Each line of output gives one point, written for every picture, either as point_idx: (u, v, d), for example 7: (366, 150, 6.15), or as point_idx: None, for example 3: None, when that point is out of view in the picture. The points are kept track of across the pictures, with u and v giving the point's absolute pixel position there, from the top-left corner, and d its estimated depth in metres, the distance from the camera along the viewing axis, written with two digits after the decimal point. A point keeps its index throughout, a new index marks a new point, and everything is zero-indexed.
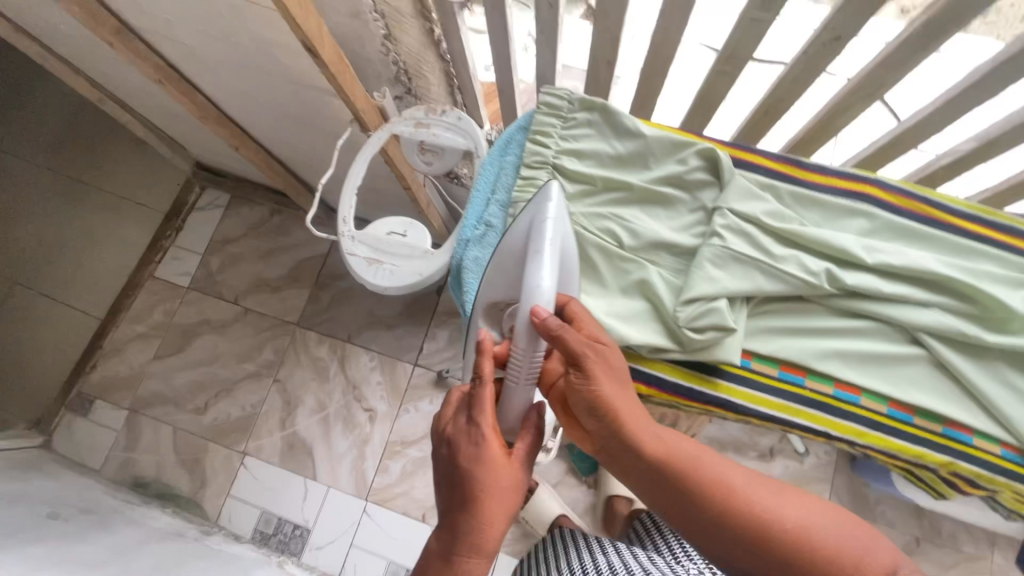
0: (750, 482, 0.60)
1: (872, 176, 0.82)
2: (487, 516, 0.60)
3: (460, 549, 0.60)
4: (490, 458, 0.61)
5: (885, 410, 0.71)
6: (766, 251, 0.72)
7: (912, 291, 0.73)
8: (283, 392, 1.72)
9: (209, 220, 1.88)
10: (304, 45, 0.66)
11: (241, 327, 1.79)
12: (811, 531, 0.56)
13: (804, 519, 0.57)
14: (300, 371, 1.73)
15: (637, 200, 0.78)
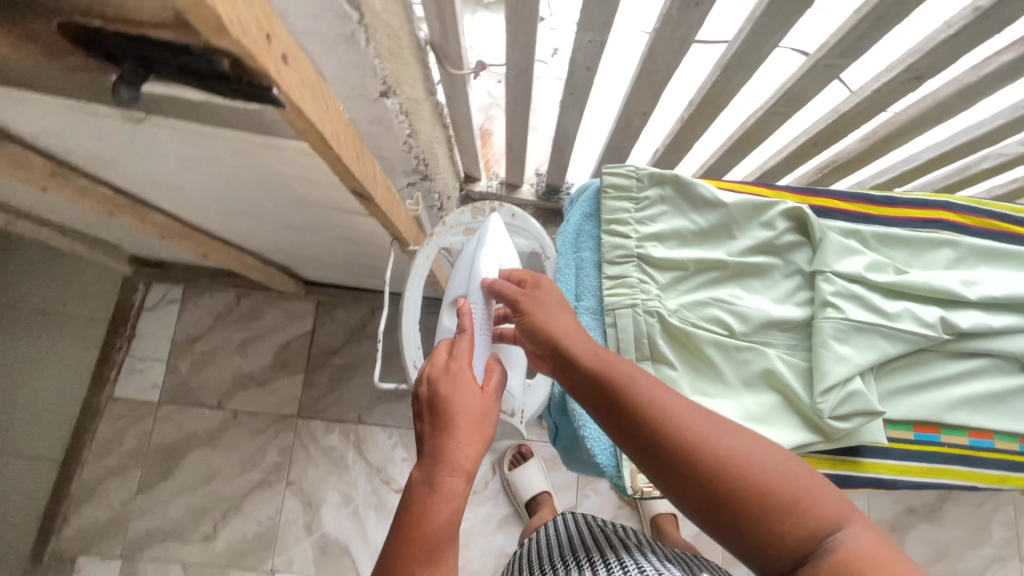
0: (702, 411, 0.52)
1: (941, 199, 0.79)
2: (465, 436, 0.51)
3: (423, 485, 0.49)
4: (463, 380, 0.54)
5: (1019, 448, 0.70)
6: (880, 313, 0.68)
7: (1018, 320, 0.71)
8: (300, 494, 1.51)
9: (164, 321, 1.62)
10: (354, 192, 0.54)
11: (234, 433, 1.55)
12: (746, 465, 0.47)
13: (763, 459, 0.47)
14: (314, 467, 1.53)
15: (733, 277, 0.71)
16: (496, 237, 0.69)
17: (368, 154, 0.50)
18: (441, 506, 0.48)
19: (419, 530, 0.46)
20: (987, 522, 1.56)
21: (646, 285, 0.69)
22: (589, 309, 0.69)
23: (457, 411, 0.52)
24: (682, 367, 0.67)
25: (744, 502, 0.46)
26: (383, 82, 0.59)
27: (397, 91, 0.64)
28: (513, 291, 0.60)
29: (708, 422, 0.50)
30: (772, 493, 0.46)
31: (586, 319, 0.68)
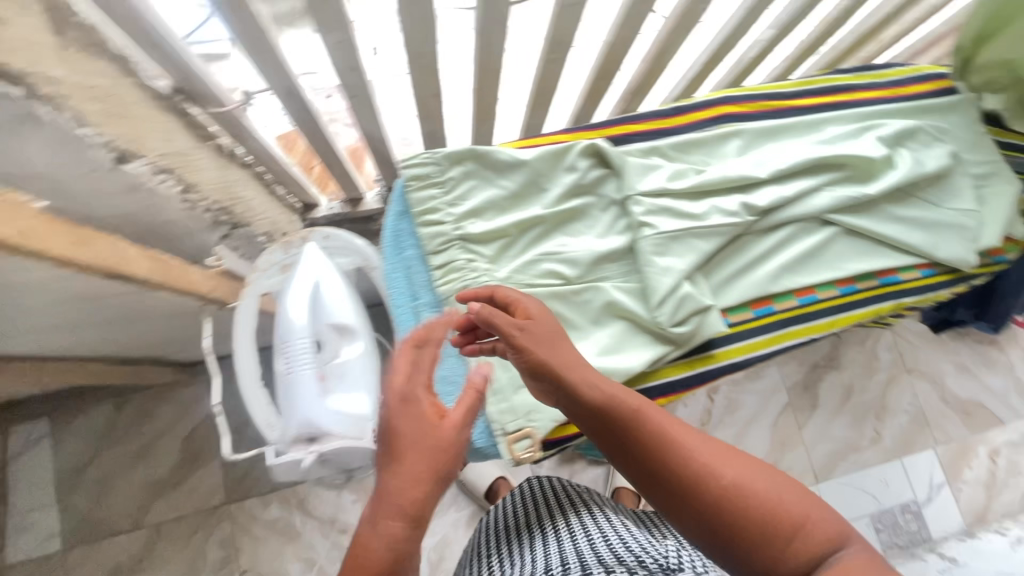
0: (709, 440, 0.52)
1: (719, 96, 0.86)
2: (420, 470, 0.46)
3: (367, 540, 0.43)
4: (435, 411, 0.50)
5: (839, 292, 0.78)
6: (689, 215, 0.73)
7: (805, 184, 0.79)
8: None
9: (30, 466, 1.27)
10: (106, 278, 0.50)
11: (164, 555, 1.26)
12: (752, 491, 0.48)
13: (768, 485, 0.48)
14: (265, 546, 1.28)
15: (555, 228, 0.74)
16: (314, 261, 0.68)
17: (95, 237, 0.46)
18: (374, 549, 0.42)
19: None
20: (874, 352, 1.77)
21: (475, 263, 0.69)
22: (428, 305, 0.68)
23: (409, 446, 0.47)
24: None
25: (750, 525, 0.47)
26: (112, 149, 0.55)
27: (143, 151, 0.59)
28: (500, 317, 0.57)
29: (715, 453, 0.51)
30: (780, 517, 0.46)
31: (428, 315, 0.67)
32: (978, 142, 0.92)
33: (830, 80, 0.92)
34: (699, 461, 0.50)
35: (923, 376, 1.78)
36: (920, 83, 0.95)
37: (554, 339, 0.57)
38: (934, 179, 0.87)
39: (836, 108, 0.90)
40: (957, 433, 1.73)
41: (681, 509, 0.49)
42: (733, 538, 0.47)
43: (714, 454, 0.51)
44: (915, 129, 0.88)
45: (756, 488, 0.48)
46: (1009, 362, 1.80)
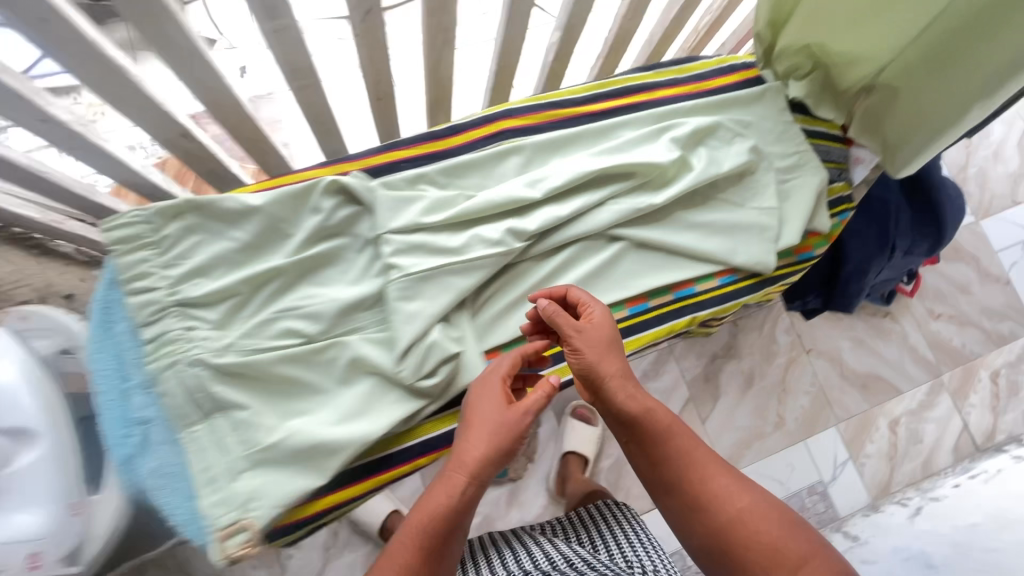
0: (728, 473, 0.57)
1: (499, 110, 0.79)
2: (477, 448, 0.56)
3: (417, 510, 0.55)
4: (493, 411, 0.58)
5: (627, 312, 0.74)
6: (446, 249, 0.66)
7: (586, 198, 0.74)
8: None
9: None
10: None
11: None
12: (758, 528, 0.53)
13: (760, 528, 0.53)
14: None
15: (300, 278, 0.66)
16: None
17: None
18: (434, 502, 0.55)
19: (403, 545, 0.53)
20: (772, 335, 1.75)
21: (195, 331, 0.61)
22: (140, 387, 0.59)
23: (474, 427, 0.57)
24: (264, 397, 0.61)
25: (750, 556, 0.53)
26: None
27: None
28: (566, 322, 0.61)
29: (717, 479, 0.57)
30: (762, 559, 0.52)
31: (140, 399, 0.59)
32: (785, 132, 0.88)
33: (626, 80, 0.86)
34: (703, 486, 0.56)
35: (821, 355, 1.77)
36: (727, 74, 0.91)
37: (619, 345, 0.62)
38: (736, 177, 0.82)
39: (634, 110, 0.84)
40: (857, 408, 1.74)
41: (685, 515, 0.57)
42: (719, 551, 0.54)
43: (720, 486, 0.56)
44: (714, 125, 0.83)
45: (747, 527, 0.54)
46: (902, 331, 1.82)
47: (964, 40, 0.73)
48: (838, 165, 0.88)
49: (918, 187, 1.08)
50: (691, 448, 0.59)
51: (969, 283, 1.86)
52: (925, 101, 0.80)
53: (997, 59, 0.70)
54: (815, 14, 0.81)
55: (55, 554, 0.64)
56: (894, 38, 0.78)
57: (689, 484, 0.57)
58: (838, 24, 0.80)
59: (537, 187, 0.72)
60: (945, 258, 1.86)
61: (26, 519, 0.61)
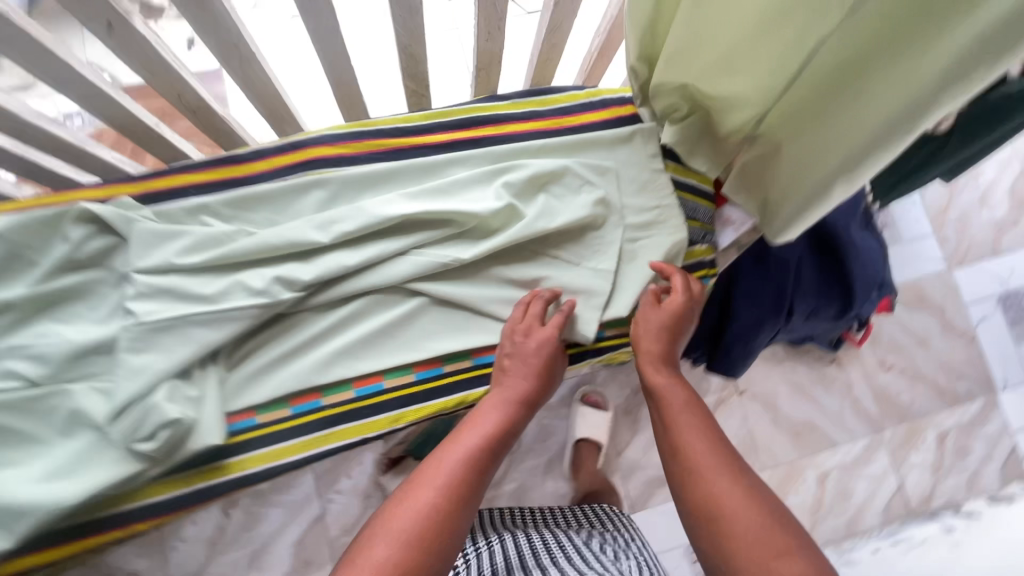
0: (718, 448, 0.56)
1: (311, 136, 0.72)
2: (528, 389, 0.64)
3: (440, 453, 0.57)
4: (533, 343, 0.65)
5: (414, 378, 0.66)
6: (198, 296, 0.60)
7: (379, 247, 0.66)
8: None
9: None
10: None
11: None
12: (744, 511, 0.50)
13: (746, 515, 0.49)
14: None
15: (38, 312, 0.61)
16: None
17: None
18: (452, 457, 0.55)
19: (427, 478, 0.53)
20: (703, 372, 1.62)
21: None
22: None
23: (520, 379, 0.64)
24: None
25: (730, 536, 0.49)
26: None
27: None
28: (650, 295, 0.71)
29: (710, 460, 0.55)
30: (744, 540, 0.48)
31: None
32: (650, 181, 0.78)
33: (474, 109, 0.78)
34: (701, 462, 0.55)
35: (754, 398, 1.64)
36: (596, 110, 0.81)
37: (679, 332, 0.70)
38: (575, 231, 0.74)
39: (475, 145, 0.76)
40: (784, 457, 1.59)
41: (682, 485, 0.55)
42: (706, 521, 0.51)
43: (715, 463, 0.54)
44: (559, 170, 0.74)
45: (734, 511, 0.50)
46: (846, 380, 1.66)
47: (841, 92, 0.58)
48: (703, 227, 0.82)
49: (826, 246, 0.97)
50: (686, 429, 0.59)
51: (931, 335, 1.68)
52: (806, 156, 0.65)
53: (865, 124, 0.56)
54: (682, 47, 0.67)
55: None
56: (760, 87, 0.63)
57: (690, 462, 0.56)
58: (706, 64, 0.66)
59: (326, 230, 0.64)
60: (906, 305, 1.68)
61: None
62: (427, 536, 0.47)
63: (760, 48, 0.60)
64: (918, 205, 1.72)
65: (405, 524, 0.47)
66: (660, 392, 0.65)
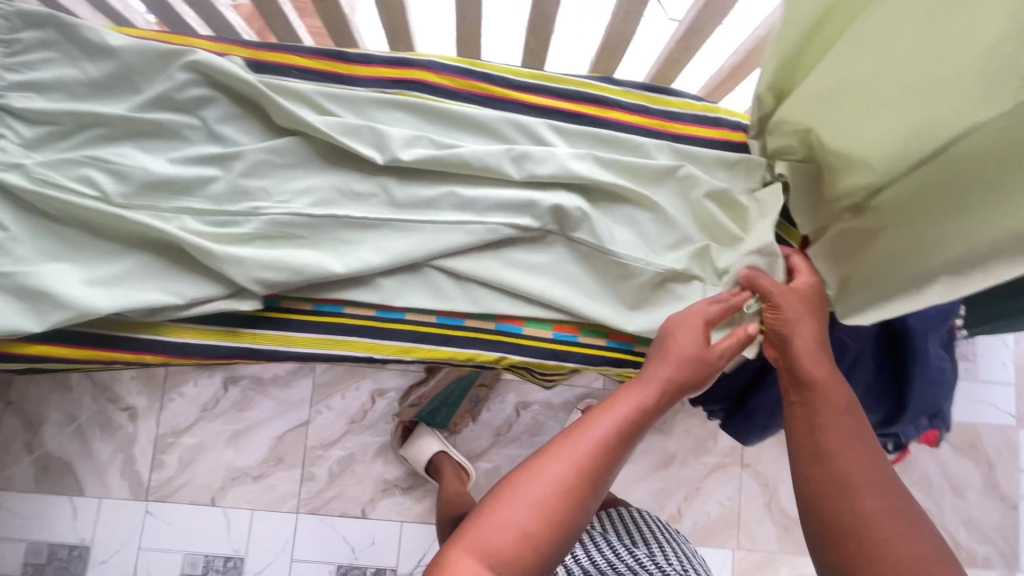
0: (861, 465, 0.54)
1: (421, 59, 0.71)
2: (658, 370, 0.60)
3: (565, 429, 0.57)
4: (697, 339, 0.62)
5: (434, 321, 0.66)
6: (278, 171, 0.65)
7: (448, 186, 0.67)
8: (102, 391, 1.55)
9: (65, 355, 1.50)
10: None
11: (125, 387, 1.56)
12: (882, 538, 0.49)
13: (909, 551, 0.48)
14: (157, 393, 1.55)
15: (127, 135, 0.64)
16: None
17: None
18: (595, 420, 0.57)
19: (561, 448, 0.54)
20: (714, 431, 1.55)
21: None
22: None
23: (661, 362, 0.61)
24: (33, 229, 0.60)
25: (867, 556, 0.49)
26: None
27: None
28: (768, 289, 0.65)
29: (868, 485, 0.53)
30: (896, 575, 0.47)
31: None
32: (738, 217, 0.72)
33: (587, 86, 0.75)
34: (846, 474, 0.54)
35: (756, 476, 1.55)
36: (707, 127, 0.77)
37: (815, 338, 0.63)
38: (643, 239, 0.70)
39: (572, 119, 0.73)
40: (764, 546, 1.51)
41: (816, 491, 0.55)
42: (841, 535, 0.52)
43: (865, 477, 0.53)
44: (651, 170, 0.71)
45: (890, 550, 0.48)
46: None
47: (987, 183, 0.51)
48: None
49: (894, 350, 0.89)
50: (844, 446, 0.56)
51: (969, 485, 1.54)
52: (922, 236, 0.58)
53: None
54: (823, 87, 0.62)
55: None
56: (896, 149, 0.56)
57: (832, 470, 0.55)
58: (844, 112, 0.61)
59: (384, 152, 0.65)
60: (953, 447, 1.55)
61: None
62: (546, 525, 0.50)
63: (921, 106, 0.53)
64: (1010, 348, 1.55)
65: (532, 493, 0.51)
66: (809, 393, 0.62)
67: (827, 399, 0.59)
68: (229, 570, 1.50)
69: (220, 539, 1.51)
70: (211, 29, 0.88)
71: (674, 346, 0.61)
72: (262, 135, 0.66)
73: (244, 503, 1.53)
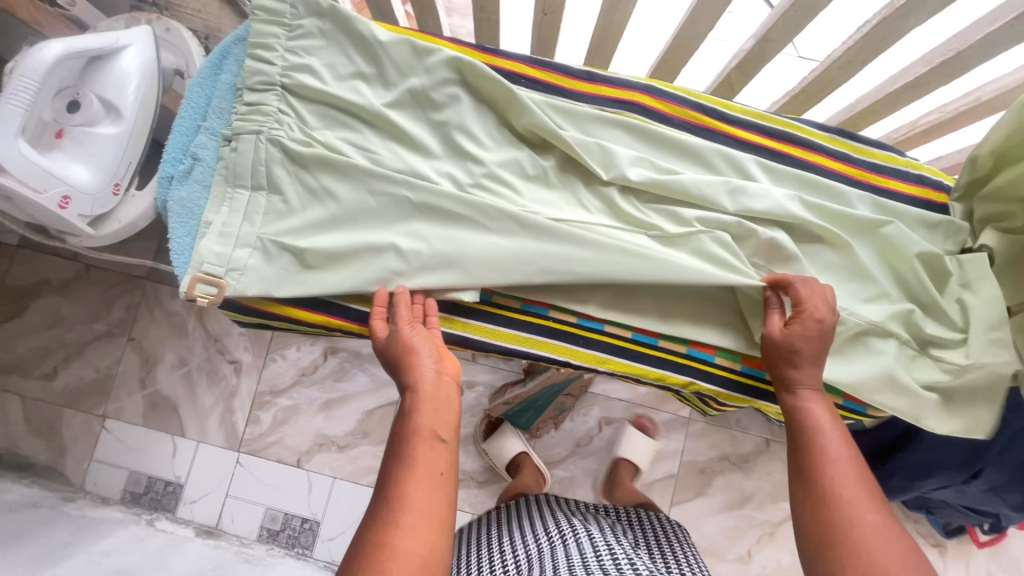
0: (853, 488, 0.57)
1: (646, 83, 0.74)
2: (419, 374, 0.60)
3: (392, 460, 0.56)
4: (422, 336, 0.61)
5: (631, 336, 0.68)
6: (513, 174, 0.69)
7: (667, 209, 0.70)
8: (213, 342, 1.63)
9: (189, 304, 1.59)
10: None
11: (234, 342, 1.64)
12: (867, 553, 0.53)
13: (888, 559, 0.52)
14: (263, 352, 1.63)
15: (372, 123, 0.69)
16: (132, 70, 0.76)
17: None
18: (427, 416, 0.58)
19: (420, 465, 0.55)
20: None
21: (282, 117, 0.66)
22: (211, 130, 0.66)
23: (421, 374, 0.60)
24: (300, 201, 0.65)
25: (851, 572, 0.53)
26: None
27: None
28: (799, 294, 0.64)
29: (863, 507, 0.56)
30: None
31: (204, 139, 0.65)
32: (941, 277, 0.72)
33: (800, 128, 0.76)
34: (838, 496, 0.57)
35: None
36: (910, 183, 0.76)
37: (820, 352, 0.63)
38: (840, 285, 0.71)
39: (779, 159, 0.75)
40: None
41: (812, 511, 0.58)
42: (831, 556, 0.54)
43: (860, 503, 0.56)
44: (862, 220, 0.72)
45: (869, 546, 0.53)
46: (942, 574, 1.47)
47: None
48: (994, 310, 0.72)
49: None
50: (842, 470, 0.58)
51: None
52: None
53: None
54: None
55: (85, 209, 0.62)
56: None
57: (824, 497, 0.58)
58: None
59: (609, 168, 0.69)
60: None
61: (77, 168, 0.62)
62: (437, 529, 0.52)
63: None
64: None
65: (418, 507, 0.52)
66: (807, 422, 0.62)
67: (807, 425, 0.62)
68: (304, 531, 1.56)
69: (301, 500, 1.58)
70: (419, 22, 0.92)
71: (414, 358, 0.60)
72: (495, 136, 0.70)
73: (327, 470, 1.59)
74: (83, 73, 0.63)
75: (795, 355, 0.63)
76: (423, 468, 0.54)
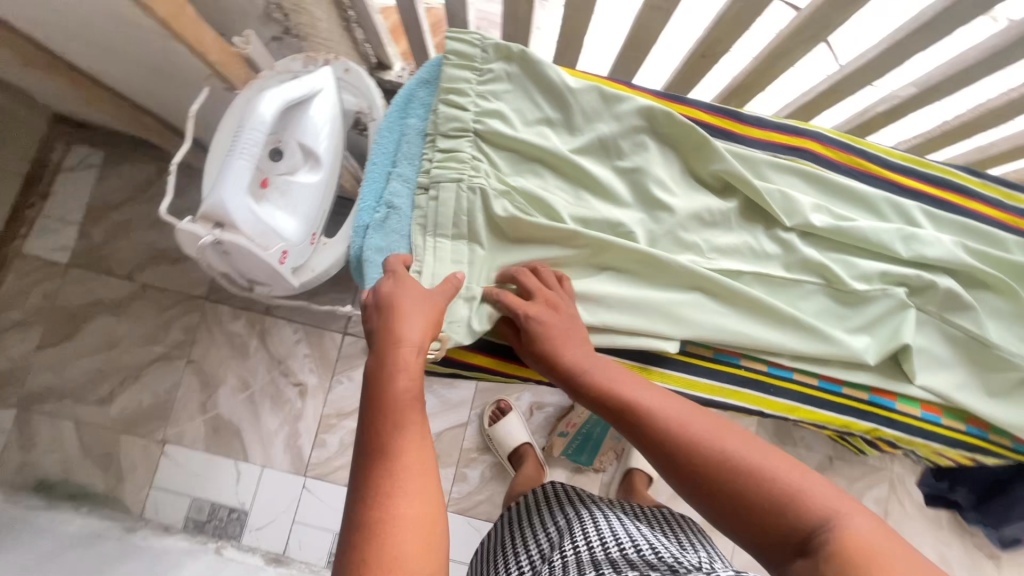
0: (702, 420, 0.51)
1: (811, 129, 0.75)
2: (388, 350, 0.53)
3: (377, 463, 0.47)
4: (421, 308, 0.57)
5: (816, 384, 0.70)
6: (703, 219, 0.69)
7: (847, 253, 0.71)
8: (273, 359, 1.43)
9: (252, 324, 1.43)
10: (160, 23, 0.56)
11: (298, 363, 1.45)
12: (745, 467, 0.47)
13: (773, 463, 0.46)
14: (329, 374, 1.44)
15: (563, 170, 0.68)
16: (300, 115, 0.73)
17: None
18: (404, 377, 0.52)
19: (409, 442, 0.49)
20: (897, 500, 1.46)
21: (478, 164, 0.65)
22: (403, 177, 0.65)
23: (401, 337, 0.54)
24: (499, 250, 0.66)
25: (750, 499, 0.45)
26: None
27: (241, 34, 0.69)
28: (509, 297, 0.61)
29: (720, 432, 0.49)
30: (786, 502, 0.44)
31: (398, 186, 0.64)
32: None
33: (949, 171, 0.78)
34: (692, 434, 0.50)
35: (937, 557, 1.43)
36: None
37: (567, 344, 0.59)
38: (1004, 329, 0.73)
39: (939, 205, 0.77)
40: None
41: (689, 483, 0.49)
42: (735, 507, 0.46)
43: (710, 430, 0.50)
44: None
45: (770, 475, 0.46)
46: None
47: None
48: None
49: None
50: (671, 413, 0.52)
51: None
52: None
53: None
54: None
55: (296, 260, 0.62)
56: None
57: (677, 446, 0.50)
58: None
59: (794, 215, 0.70)
60: None
61: (281, 218, 0.60)
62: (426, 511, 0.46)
63: None
64: None
65: (400, 508, 0.44)
66: (608, 398, 0.55)
67: (612, 401, 0.55)
68: None
69: None
70: (562, 52, 0.90)
71: (397, 330, 0.54)
72: (682, 182, 0.70)
73: None
74: (281, 120, 0.62)
75: (551, 349, 0.59)
76: (409, 446, 0.48)
